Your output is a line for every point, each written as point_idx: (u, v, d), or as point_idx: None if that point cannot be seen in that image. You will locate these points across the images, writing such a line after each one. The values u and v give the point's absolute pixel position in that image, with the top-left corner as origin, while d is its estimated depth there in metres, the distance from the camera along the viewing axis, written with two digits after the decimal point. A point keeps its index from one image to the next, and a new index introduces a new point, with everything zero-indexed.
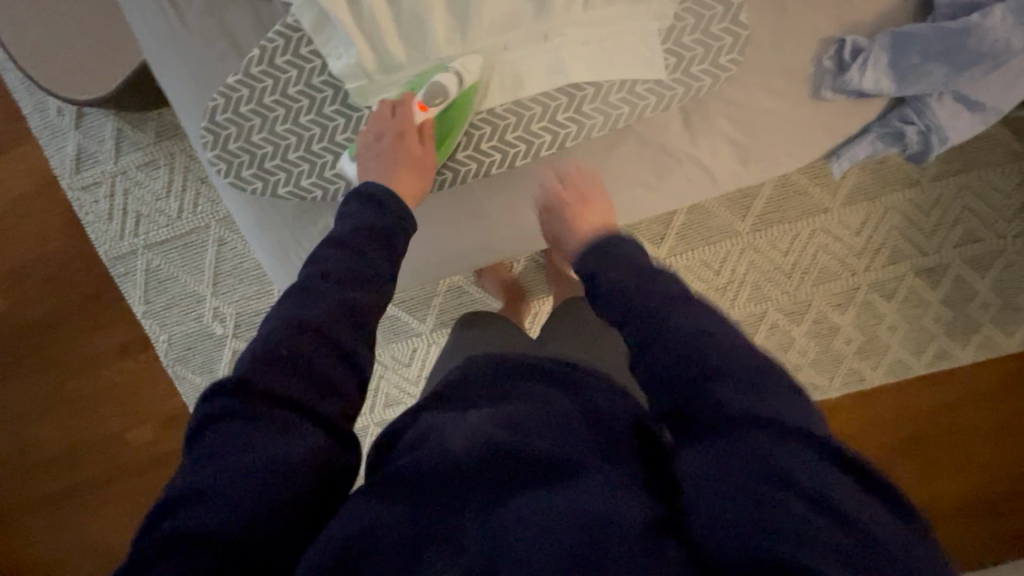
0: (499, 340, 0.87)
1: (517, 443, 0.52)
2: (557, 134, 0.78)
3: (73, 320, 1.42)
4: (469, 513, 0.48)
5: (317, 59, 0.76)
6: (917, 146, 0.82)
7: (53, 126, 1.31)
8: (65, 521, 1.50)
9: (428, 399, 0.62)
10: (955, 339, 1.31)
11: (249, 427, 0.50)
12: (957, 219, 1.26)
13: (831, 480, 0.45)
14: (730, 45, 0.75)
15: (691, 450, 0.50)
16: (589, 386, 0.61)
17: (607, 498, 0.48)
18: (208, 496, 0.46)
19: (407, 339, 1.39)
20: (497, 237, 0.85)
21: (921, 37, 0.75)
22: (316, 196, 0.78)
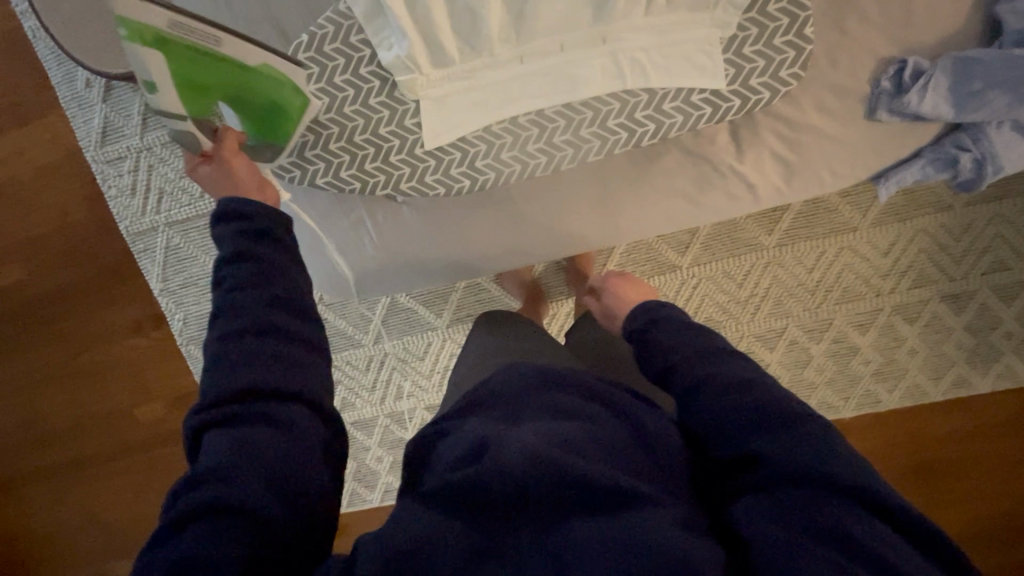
0: (525, 350, 0.86)
1: (578, 465, 0.53)
2: (606, 140, 0.76)
3: (90, 293, 1.42)
4: (528, 534, 0.51)
5: (367, 48, 0.74)
6: (969, 173, 0.80)
7: (79, 97, 1.29)
8: (70, 491, 1.51)
9: (471, 404, 0.66)
10: (975, 367, 1.30)
11: (256, 423, 0.55)
12: (988, 246, 1.24)
13: (868, 523, 0.49)
14: (792, 59, 0.73)
15: (750, 497, 0.55)
16: (640, 410, 0.65)
17: (670, 525, 0.51)
18: (224, 480, 0.51)
19: (422, 333, 1.39)
20: (533, 240, 0.85)
21: (988, 64, 0.73)
22: (354, 188, 0.79)
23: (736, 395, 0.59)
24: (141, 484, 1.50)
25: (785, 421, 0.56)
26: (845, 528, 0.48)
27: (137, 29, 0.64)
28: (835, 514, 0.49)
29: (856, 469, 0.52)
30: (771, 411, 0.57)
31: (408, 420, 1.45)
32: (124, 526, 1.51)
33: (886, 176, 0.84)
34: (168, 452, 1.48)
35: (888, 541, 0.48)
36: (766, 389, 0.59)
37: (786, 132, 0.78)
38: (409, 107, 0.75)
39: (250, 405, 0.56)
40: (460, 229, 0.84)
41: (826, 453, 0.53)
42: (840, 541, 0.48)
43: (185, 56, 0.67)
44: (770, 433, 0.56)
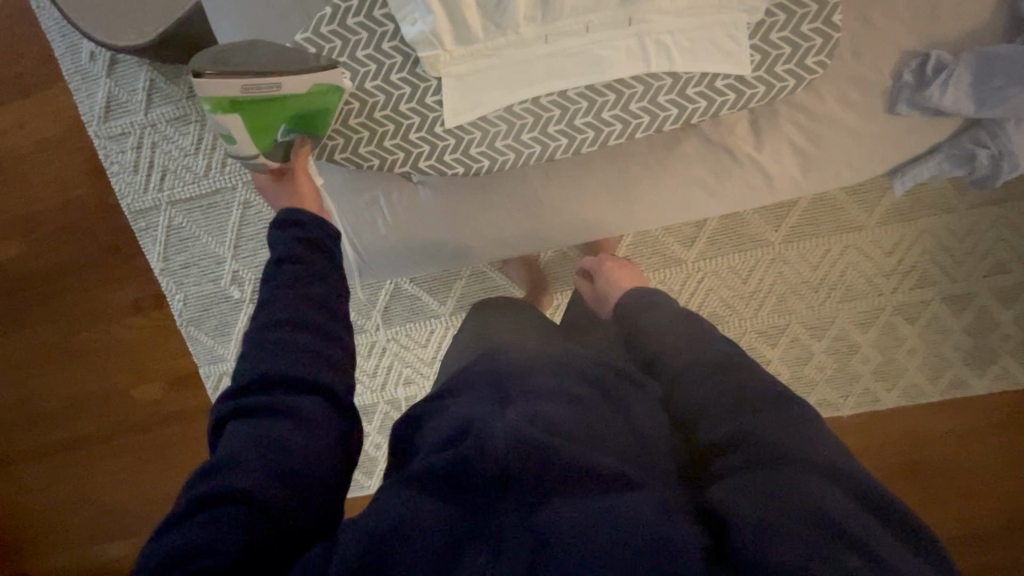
0: (521, 334, 0.85)
1: (566, 452, 0.53)
2: (627, 124, 0.76)
3: (90, 269, 1.40)
4: (507, 520, 0.49)
5: (391, 23, 0.72)
6: (986, 170, 0.81)
7: (84, 71, 1.27)
8: (64, 469, 1.50)
9: (452, 386, 0.65)
10: (973, 369, 1.31)
11: (270, 414, 0.55)
12: (990, 249, 1.25)
13: (851, 512, 0.49)
14: (819, 46, 0.73)
15: (725, 480, 0.55)
16: (632, 399, 0.65)
17: (654, 508, 0.51)
18: (234, 469, 0.51)
19: (425, 320, 1.38)
20: (547, 223, 0.85)
21: (1010, 61, 0.73)
22: (372, 165, 0.78)
23: (726, 382, 0.62)
24: (136, 464, 1.49)
25: (765, 409, 0.58)
26: (822, 512, 0.49)
27: (213, 100, 0.67)
28: (814, 500, 0.50)
29: (839, 459, 0.54)
30: (752, 397, 0.59)
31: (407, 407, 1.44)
32: (118, 506, 1.50)
33: (902, 171, 0.86)
34: (165, 431, 1.47)
35: (868, 527, 0.49)
36: (751, 370, 0.63)
37: (805, 122, 0.78)
38: (430, 84, 0.74)
39: (271, 393, 0.56)
40: (472, 211, 0.84)
41: (806, 443, 0.54)
42: (822, 525, 0.48)
43: (252, 108, 0.68)
44: (753, 420, 0.57)
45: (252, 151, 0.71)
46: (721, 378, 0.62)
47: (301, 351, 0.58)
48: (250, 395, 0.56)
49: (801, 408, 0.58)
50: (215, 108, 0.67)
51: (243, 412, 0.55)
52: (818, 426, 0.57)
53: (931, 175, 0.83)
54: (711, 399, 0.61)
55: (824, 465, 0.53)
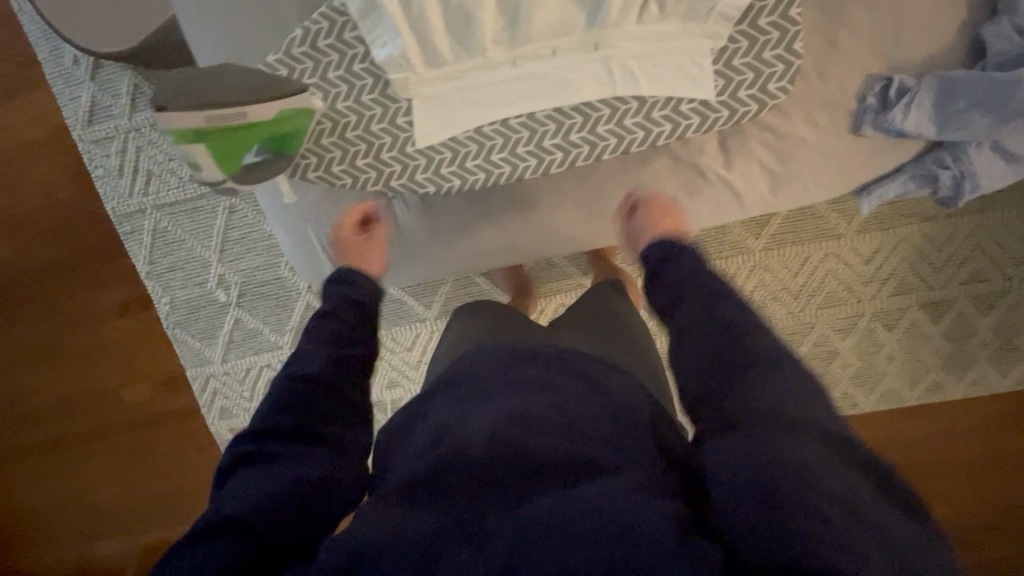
0: (516, 331, 0.86)
1: (536, 441, 0.55)
2: (595, 145, 0.77)
3: (76, 272, 1.40)
4: (491, 517, 0.51)
5: (361, 46, 0.73)
6: (948, 192, 0.82)
7: (67, 75, 1.27)
8: (53, 470, 1.51)
9: (439, 385, 0.69)
10: (950, 374, 1.33)
11: (271, 439, 0.60)
12: (968, 257, 1.27)
13: (832, 464, 0.51)
14: (780, 73, 0.74)
15: (716, 439, 0.56)
16: (617, 390, 0.66)
17: (624, 489, 0.52)
18: (244, 488, 0.56)
19: (410, 324, 1.39)
20: (521, 237, 0.86)
21: (969, 85, 0.74)
22: (345, 184, 0.78)
23: (711, 352, 0.60)
24: (125, 465, 1.50)
25: (754, 367, 0.58)
26: (801, 464, 0.50)
27: (178, 131, 0.67)
28: (797, 452, 0.51)
29: (821, 414, 0.55)
30: (733, 340, 0.60)
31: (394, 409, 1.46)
32: (107, 506, 1.52)
33: (869, 189, 0.86)
34: (153, 432, 1.48)
35: (845, 477, 0.51)
36: (745, 320, 0.62)
37: (774, 142, 0.80)
38: (402, 105, 0.75)
39: (269, 417, 0.61)
40: (449, 229, 0.85)
41: (788, 395, 0.55)
42: (807, 479, 0.49)
43: (217, 137, 0.69)
44: (735, 380, 0.57)
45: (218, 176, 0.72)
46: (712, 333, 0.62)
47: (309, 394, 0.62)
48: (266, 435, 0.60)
49: (787, 364, 0.59)
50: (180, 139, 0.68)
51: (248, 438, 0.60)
52: (804, 383, 0.57)
53: (897, 194, 0.84)
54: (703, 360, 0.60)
55: (802, 413, 0.54)
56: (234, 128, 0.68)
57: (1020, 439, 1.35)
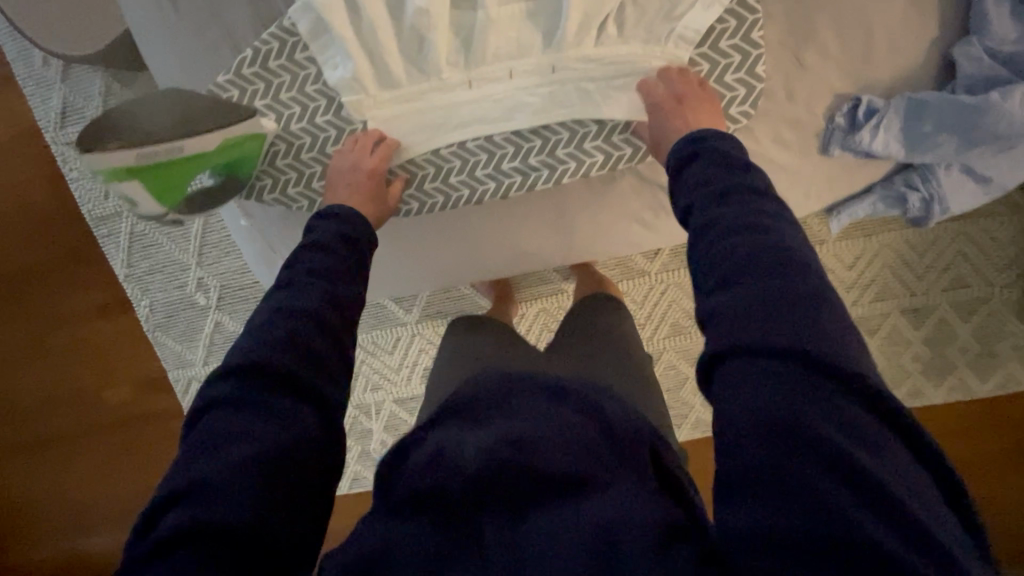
0: (499, 353, 0.83)
1: (532, 462, 0.55)
2: (555, 168, 0.75)
3: (54, 276, 1.40)
4: (488, 534, 0.52)
5: (313, 66, 0.72)
6: (917, 212, 0.82)
7: (38, 77, 1.24)
8: (37, 470, 1.51)
9: (444, 411, 0.65)
10: (930, 379, 1.33)
11: (220, 406, 0.53)
12: (949, 263, 1.26)
13: (865, 434, 0.42)
14: (742, 97, 0.72)
15: (738, 374, 0.46)
16: (606, 404, 0.64)
17: (623, 502, 0.52)
18: (191, 465, 0.50)
19: (391, 328, 1.39)
20: (493, 253, 0.87)
21: (937, 107, 0.73)
22: (301, 206, 0.77)
23: (732, 283, 0.49)
24: (109, 465, 1.50)
25: (786, 301, 0.46)
26: (822, 439, 0.41)
27: (104, 169, 0.63)
28: (819, 426, 0.41)
29: (861, 363, 0.44)
30: (758, 262, 0.49)
31: (376, 412, 1.45)
32: (91, 506, 1.52)
33: (838, 210, 0.88)
34: (137, 434, 1.49)
35: (886, 450, 0.42)
36: (781, 235, 0.51)
37: None
38: (356, 126, 0.75)
39: (225, 385, 0.54)
40: (422, 246, 0.85)
41: (820, 341, 0.44)
42: (825, 460, 0.41)
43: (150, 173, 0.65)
44: (758, 320, 0.46)
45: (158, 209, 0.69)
46: (741, 246, 0.51)
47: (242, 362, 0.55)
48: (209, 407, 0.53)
49: (830, 294, 0.47)
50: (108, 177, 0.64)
51: (203, 409, 0.54)
52: (843, 325, 0.46)
53: (865, 215, 0.86)
54: (727, 286, 0.50)
55: (834, 364, 0.43)
56: (170, 163, 0.65)
57: (1006, 443, 1.34)
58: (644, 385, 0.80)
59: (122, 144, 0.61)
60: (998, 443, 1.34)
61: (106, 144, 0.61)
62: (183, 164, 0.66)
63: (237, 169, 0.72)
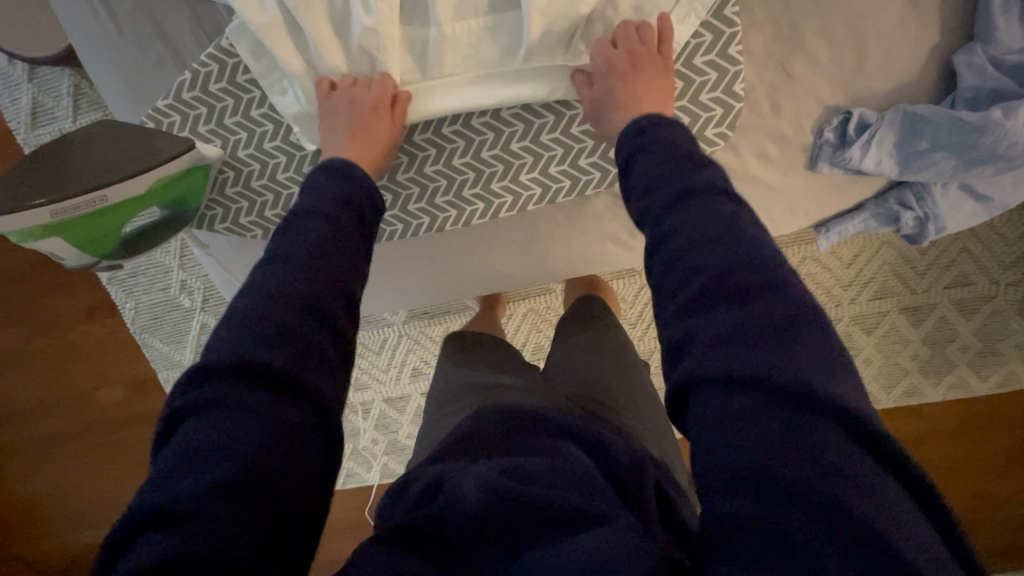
0: (501, 381, 0.76)
1: (534, 494, 0.51)
2: (519, 195, 0.74)
3: (41, 281, 1.40)
4: (486, 560, 0.49)
5: (256, 89, 0.69)
6: (912, 230, 0.79)
7: (6, 78, 1.20)
8: (35, 467, 1.53)
9: (452, 445, 0.61)
10: (928, 378, 1.29)
11: (206, 412, 0.46)
12: (952, 261, 1.21)
13: (853, 475, 0.36)
14: (720, 116, 0.69)
15: (715, 390, 0.41)
16: (609, 440, 0.62)
17: (632, 538, 0.47)
18: (165, 483, 0.43)
19: (379, 329, 1.38)
20: (469, 276, 0.86)
21: (932, 123, 0.68)
22: (254, 236, 0.75)
23: (704, 305, 0.45)
24: (104, 464, 1.51)
25: (760, 327, 0.41)
26: (808, 483, 0.36)
27: (23, 230, 0.59)
28: (806, 469, 0.37)
29: (857, 400, 0.39)
30: (725, 286, 0.44)
31: (366, 411, 1.44)
32: (88, 503, 1.54)
33: (828, 225, 0.84)
34: (130, 433, 1.49)
35: (876, 488, 0.36)
36: (754, 242, 0.46)
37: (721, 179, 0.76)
38: None
39: (211, 389, 0.47)
40: (401, 273, 0.85)
41: (793, 370, 0.39)
42: (814, 507, 0.36)
43: (77, 224, 0.61)
44: (724, 349, 0.42)
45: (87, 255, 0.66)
46: (699, 262, 0.46)
47: (219, 358, 0.48)
48: (197, 412, 0.47)
49: (818, 313, 0.42)
50: (28, 235, 0.60)
51: (185, 411, 0.47)
52: (832, 353, 0.40)
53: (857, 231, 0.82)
54: (688, 309, 0.45)
55: (806, 391, 0.38)
56: (97, 212, 0.62)
57: (1003, 438, 1.32)
58: (639, 407, 0.76)
59: (40, 203, 0.57)
60: (997, 439, 1.32)
61: (15, 205, 0.57)
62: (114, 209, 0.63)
63: (176, 205, 0.70)
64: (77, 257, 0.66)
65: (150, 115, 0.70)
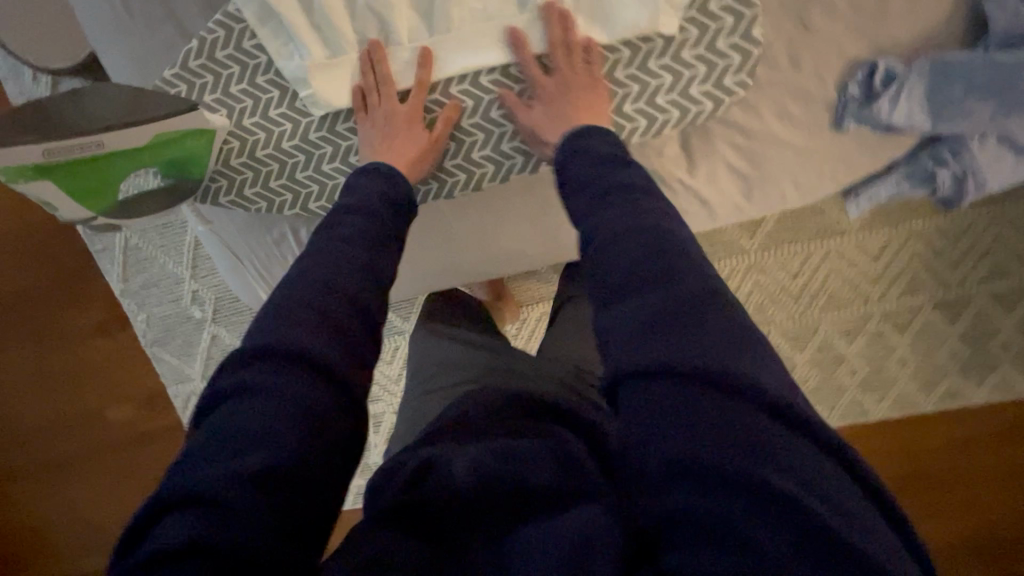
0: (491, 362, 0.70)
1: (509, 475, 0.48)
2: (529, 155, 0.73)
3: (57, 295, 1.39)
4: (477, 541, 0.45)
5: (262, 55, 0.69)
6: (949, 190, 0.78)
7: (28, 91, 1.23)
8: (41, 491, 1.49)
9: (441, 426, 0.56)
10: (969, 378, 1.22)
11: (234, 399, 0.44)
12: (986, 252, 1.16)
13: (777, 452, 0.36)
14: (738, 64, 0.68)
15: (631, 386, 0.41)
16: (600, 424, 0.57)
17: (598, 517, 0.42)
18: (195, 468, 0.41)
19: (390, 337, 1.30)
20: (474, 255, 0.85)
21: (967, 69, 0.67)
22: (259, 208, 0.75)
23: (623, 296, 0.44)
24: (113, 485, 1.47)
25: (683, 313, 0.41)
26: (738, 466, 0.35)
27: (14, 169, 0.60)
28: (728, 450, 0.36)
29: (774, 380, 0.39)
30: (645, 272, 0.44)
31: (377, 425, 1.35)
32: (95, 527, 1.49)
33: (858, 191, 0.83)
34: (138, 453, 1.46)
35: (799, 463, 0.36)
36: (680, 237, 0.46)
37: (741, 142, 0.75)
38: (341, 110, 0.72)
39: (242, 373, 0.45)
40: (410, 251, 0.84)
41: (727, 355, 0.39)
42: (745, 489, 0.35)
43: (69, 168, 0.63)
44: (649, 335, 0.41)
45: (80, 208, 0.67)
46: None
47: (246, 346, 0.47)
48: (227, 404, 0.44)
49: (722, 294, 0.43)
50: (18, 175, 0.61)
51: (223, 395, 0.45)
52: (755, 335, 0.41)
53: (890, 194, 0.82)
54: (639, 281, 0.44)
55: (722, 375, 0.38)
56: (89, 160, 0.63)
57: None
58: None
59: (30, 140, 0.58)
60: None
61: (12, 140, 0.59)
62: (108, 159, 0.64)
63: (173, 167, 0.70)
64: (71, 211, 0.68)
65: (159, 86, 0.70)
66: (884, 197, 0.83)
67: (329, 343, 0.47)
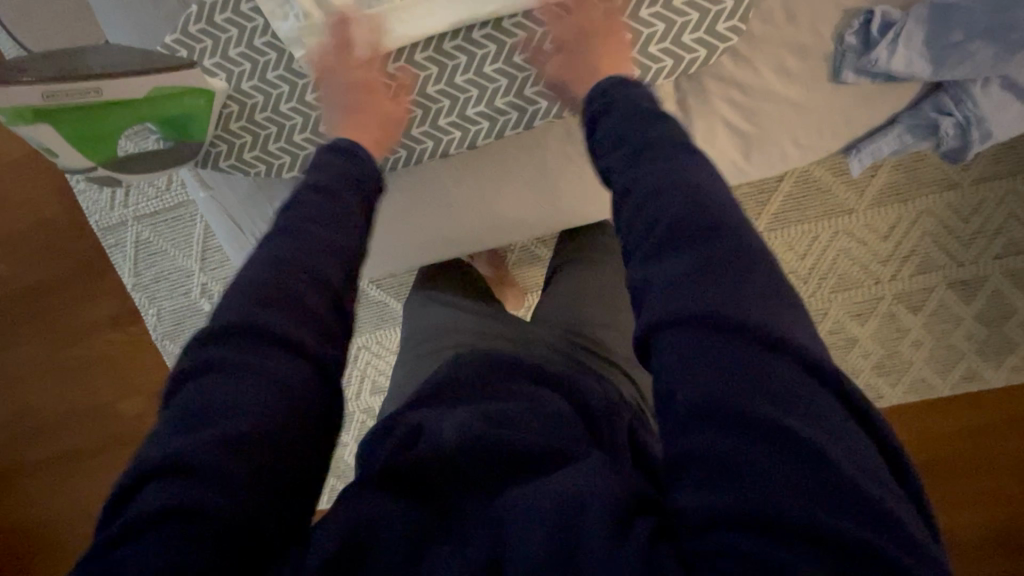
0: (483, 330, 0.70)
1: (496, 436, 0.46)
2: (524, 110, 0.73)
3: (70, 287, 1.42)
4: (470, 495, 0.45)
5: (259, 17, 0.72)
6: (954, 141, 0.77)
7: None
8: (54, 484, 1.51)
9: (438, 385, 0.55)
10: (987, 359, 1.18)
11: (205, 373, 0.45)
12: (1000, 228, 1.13)
13: (806, 403, 0.36)
14: (730, 10, 0.68)
15: (674, 334, 0.40)
16: (587, 385, 0.56)
17: (604, 478, 0.42)
18: (160, 443, 0.41)
19: (395, 326, 1.29)
20: (470, 224, 0.86)
21: (966, 9, 0.67)
22: (259, 171, 0.76)
23: (672, 242, 0.43)
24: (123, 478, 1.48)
25: (716, 259, 0.41)
26: (749, 407, 0.36)
27: (13, 109, 0.62)
28: (753, 396, 0.36)
29: (793, 323, 0.39)
30: (693, 224, 0.43)
31: None
32: None
33: (859, 146, 0.84)
34: None
35: (819, 402, 0.36)
36: (702, 167, 0.47)
37: (738, 99, 0.76)
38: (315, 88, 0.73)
39: (212, 350, 0.46)
40: (409, 224, 0.85)
41: (738, 298, 0.39)
42: (758, 430, 0.35)
43: (67, 113, 0.65)
44: (693, 278, 0.41)
45: (76, 159, 0.69)
46: None
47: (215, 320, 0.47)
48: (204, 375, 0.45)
49: (745, 229, 0.43)
50: (18, 117, 0.63)
51: (185, 375, 0.45)
52: (778, 281, 0.41)
53: (893, 150, 0.82)
54: (674, 231, 0.44)
55: (762, 328, 0.38)
56: (88, 106, 0.65)
57: None
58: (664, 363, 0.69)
59: (30, 79, 0.61)
60: None
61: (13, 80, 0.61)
62: (106, 108, 0.66)
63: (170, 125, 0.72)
64: (67, 162, 0.69)
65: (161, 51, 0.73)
66: (885, 152, 0.82)
67: (304, 320, 0.48)
